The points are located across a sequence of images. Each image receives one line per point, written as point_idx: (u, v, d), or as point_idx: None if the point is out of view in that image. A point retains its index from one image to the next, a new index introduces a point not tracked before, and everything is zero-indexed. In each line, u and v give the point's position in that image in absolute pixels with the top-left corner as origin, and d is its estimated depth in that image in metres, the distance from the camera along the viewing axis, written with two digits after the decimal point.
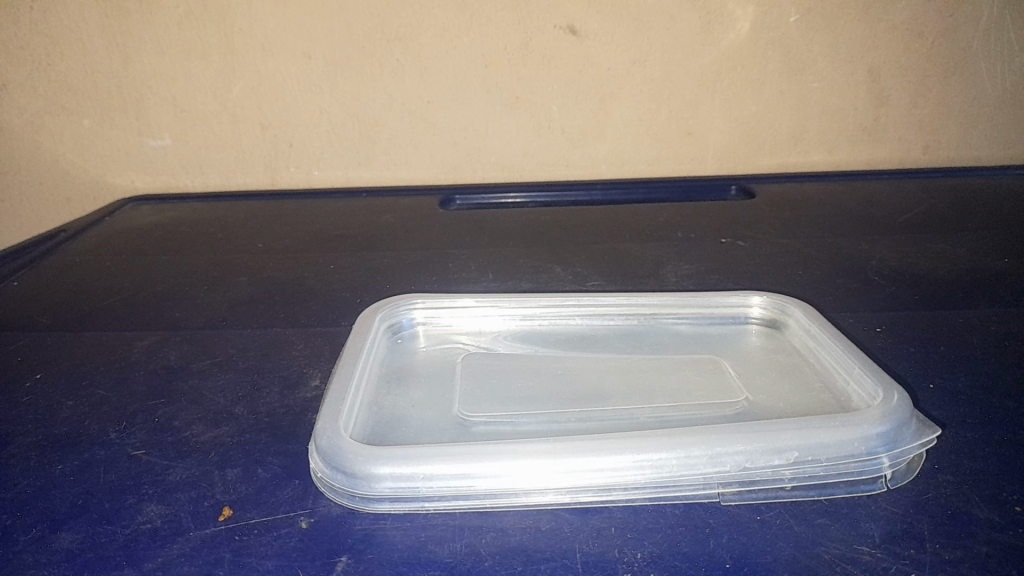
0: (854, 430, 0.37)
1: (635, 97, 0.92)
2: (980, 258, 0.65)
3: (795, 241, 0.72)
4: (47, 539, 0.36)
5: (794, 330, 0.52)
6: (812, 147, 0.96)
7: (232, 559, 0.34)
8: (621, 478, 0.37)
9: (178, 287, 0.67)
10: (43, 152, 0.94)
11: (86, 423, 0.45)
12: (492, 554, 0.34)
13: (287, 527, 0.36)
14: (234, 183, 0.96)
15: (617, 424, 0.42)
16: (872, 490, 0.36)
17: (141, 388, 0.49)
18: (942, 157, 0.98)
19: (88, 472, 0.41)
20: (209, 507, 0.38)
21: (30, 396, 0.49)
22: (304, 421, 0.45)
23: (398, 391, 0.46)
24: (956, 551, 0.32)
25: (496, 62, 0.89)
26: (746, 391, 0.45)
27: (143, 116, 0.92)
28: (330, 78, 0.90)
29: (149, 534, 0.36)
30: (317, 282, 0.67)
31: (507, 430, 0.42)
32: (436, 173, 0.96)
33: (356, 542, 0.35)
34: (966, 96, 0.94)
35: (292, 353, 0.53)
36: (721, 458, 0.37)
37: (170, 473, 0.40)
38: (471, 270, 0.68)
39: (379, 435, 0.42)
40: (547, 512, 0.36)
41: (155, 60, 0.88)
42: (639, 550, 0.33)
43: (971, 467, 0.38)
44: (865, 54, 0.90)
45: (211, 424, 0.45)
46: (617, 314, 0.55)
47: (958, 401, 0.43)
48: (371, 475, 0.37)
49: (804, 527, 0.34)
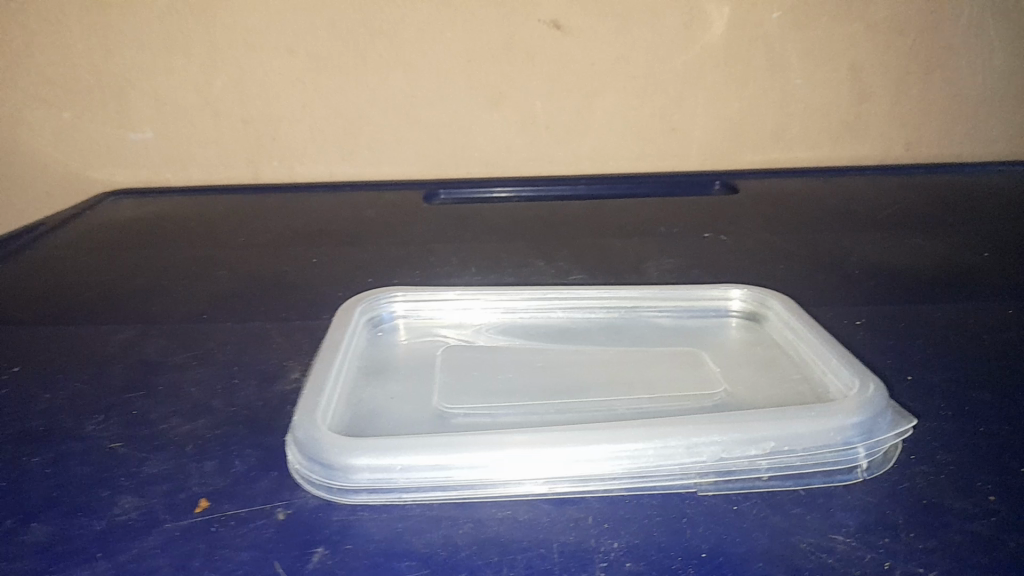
0: (829, 421, 0.38)
1: (619, 93, 0.92)
2: (959, 253, 0.66)
3: (776, 235, 0.72)
4: (19, 531, 0.35)
5: (774, 323, 0.52)
6: (795, 143, 0.96)
7: (206, 551, 0.34)
8: (599, 468, 0.37)
9: (158, 281, 0.66)
10: (21, 146, 0.93)
11: (61, 416, 0.45)
12: (469, 543, 0.34)
13: (263, 519, 0.36)
14: (216, 178, 0.96)
15: (595, 416, 0.42)
16: (849, 480, 0.36)
17: (118, 381, 0.49)
18: (923, 154, 0.98)
19: (62, 465, 0.40)
20: (184, 499, 0.37)
21: (5, 389, 0.48)
22: (282, 414, 0.44)
23: (379, 384, 0.46)
24: (930, 540, 0.33)
25: (480, 57, 0.89)
26: (724, 383, 0.45)
27: (123, 110, 0.91)
28: (313, 72, 0.89)
29: (123, 526, 0.36)
30: (298, 276, 0.66)
31: (486, 422, 0.41)
32: (420, 168, 0.96)
33: (332, 533, 0.35)
34: (948, 92, 0.95)
35: (272, 347, 0.53)
36: (698, 448, 0.37)
37: (146, 466, 0.40)
38: (454, 264, 0.68)
39: (357, 427, 0.42)
40: (524, 502, 0.36)
41: (135, 53, 0.88)
42: (616, 540, 0.33)
43: (946, 457, 0.38)
44: (847, 51, 0.91)
45: (188, 417, 0.44)
46: (598, 307, 0.55)
47: (935, 394, 0.43)
48: (348, 466, 0.37)
49: (778, 517, 0.34)
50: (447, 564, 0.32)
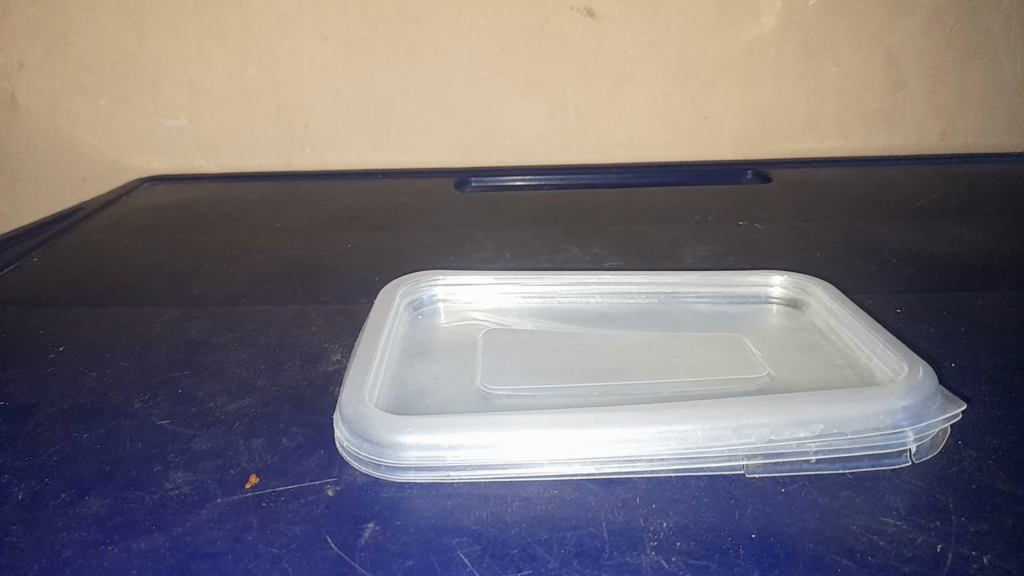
0: (879, 404, 0.37)
1: (651, 81, 0.92)
2: (1000, 241, 0.65)
3: (812, 223, 0.72)
4: (76, 504, 0.36)
5: (815, 309, 0.52)
6: (828, 131, 0.96)
7: (260, 525, 0.34)
8: (646, 449, 0.37)
9: (196, 265, 0.67)
10: (59, 132, 0.94)
11: (110, 393, 0.46)
12: (519, 521, 0.34)
13: (314, 495, 0.36)
14: (249, 165, 0.96)
15: (638, 398, 0.42)
16: (897, 464, 0.36)
17: (164, 360, 0.49)
18: (958, 144, 0.97)
19: (114, 440, 0.41)
20: (235, 474, 0.38)
21: (53, 368, 0.49)
22: (327, 394, 0.45)
23: (421, 365, 0.47)
24: (981, 522, 0.33)
25: (511, 44, 0.89)
26: (768, 367, 0.45)
27: (158, 96, 0.92)
28: (345, 58, 0.90)
29: (177, 500, 0.36)
30: (335, 260, 0.67)
31: (530, 403, 0.42)
32: (451, 156, 0.96)
33: (382, 509, 0.35)
34: (985, 81, 0.94)
35: (312, 329, 0.54)
36: (745, 431, 0.37)
37: (195, 442, 0.41)
38: (488, 250, 0.68)
39: (402, 407, 0.42)
40: (570, 482, 0.36)
41: (171, 40, 0.88)
42: (665, 520, 0.34)
43: (996, 442, 0.38)
44: (883, 39, 0.90)
45: (235, 395, 0.45)
46: (637, 291, 0.54)
47: (980, 379, 0.43)
48: (397, 445, 0.37)
49: (828, 499, 0.34)
50: (497, 541, 0.33)
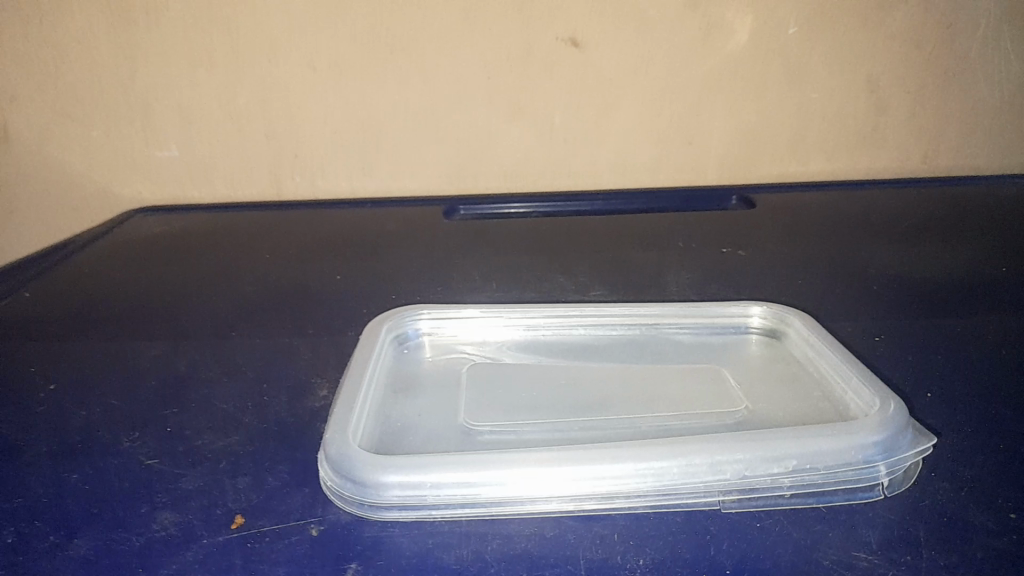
0: (853, 439, 0.38)
1: (636, 108, 0.93)
2: (978, 266, 0.66)
3: (794, 249, 0.73)
4: (63, 546, 0.37)
5: (794, 339, 0.53)
6: (811, 155, 0.97)
7: (244, 565, 0.35)
8: (624, 486, 0.38)
9: (186, 298, 0.68)
10: (51, 163, 0.95)
11: (99, 432, 0.46)
12: (498, 559, 0.35)
13: (298, 535, 0.37)
14: (240, 194, 0.97)
15: (619, 432, 0.43)
16: (870, 497, 0.37)
17: (152, 397, 0.50)
18: (940, 166, 0.99)
19: (101, 481, 0.42)
20: (220, 514, 0.38)
21: (42, 406, 0.50)
22: (312, 431, 0.46)
23: (406, 400, 0.47)
24: (952, 556, 0.33)
25: (498, 73, 0.90)
26: (746, 400, 0.45)
27: (150, 127, 0.93)
28: (334, 88, 0.91)
29: (163, 541, 0.37)
30: (324, 292, 0.68)
31: (511, 438, 0.42)
32: (440, 183, 0.97)
33: (364, 548, 0.36)
34: (965, 105, 0.95)
35: (299, 363, 0.54)
36: (721, 466, 0.38)
37: (182, 481, 0.41)
38: (475, 280, 0.69)
39: (386, 444, 0.43)
40: (551, 519, 0.37)
41: (162, 72, 0.90)
42: (642, 556, 0.34)
43: (968, 474, 0.38)
44: (863, 65, 0.92)
45: (221, 433, 0.46)
46: (620, 324, 0.56)
47: (955, 410, 0.44)
48: (379, 484, 0.38)
49: (802, 533, 0.35)
50: None
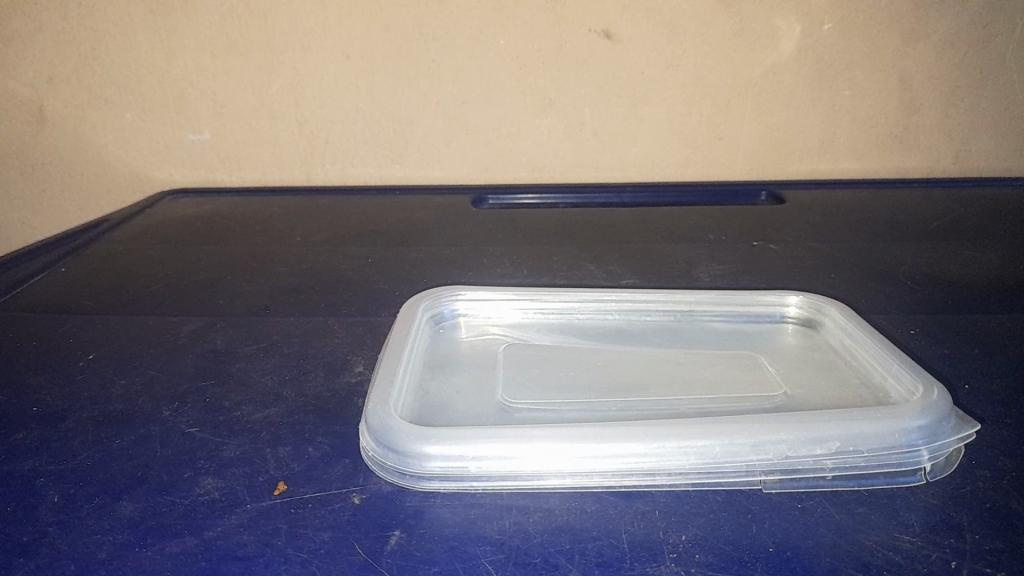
0: (896, 423, 0.38)
1: (667, 101, 0.93)
2: (1012, 265, 0.65)
3: (826, 245, 0.73)
4: (109, 507, 0.37)
5: (830, 329, 0.53)
6: (841, 154, 0.97)
7: (289, 530, 0.35)
8: (666, 463, 0.38)
9: (219, 277, 0.68)
10: (85, 143, 0.96)
11: (140, 400, 0.47)
12: (541, 531, 0.35)
13: (340, 502, 0.37)
14: (269, 179, 0.98)
15: (655, 412, 0.43)
16: (911, 482, 0.37)
17: (191, 369, 0.51)
18: (971, 167, 0.98)
19: (144, 446, 0.42)
20: (263, 481, 0.39)
21: (82, 374, 0.50)
22: (351, 405, 0.46)
23: (443, 378, 0.48)
24: (996, 541, 0.33)
25: (530, 64, 0.90)
26: (783, 385, 0.46)
27: (183, 110, 0.94)
28: (367, 77, 0.91)
29: (208, 505, 0.37)
30: (354, 275, 0.68)
31: (549, 416, 0.43)
32: (467, 172, 0.98)
33: (407, 517, 0.36)
34: (999, 106, 0.94)
35: (335, 340, 0.55)
36: (764, 446, 0.38)
37: (224, 449, 0.42)
38: (506, 266, 0.69)
39: (426, 418, 0.43)
40: (591, 494, 0.37)
41: (196, 56, 0.90)
42: (683, 533, 0.34)
43: (1009, 463, 0.38)
44: (897, 63, 0.91)
45: (262, 404, 0.46)
46: (654, 309, 0.56)
47: (993, 401, 0.44)
48: (422, 454, 0.38)
49: (843, 515, 0.35)
50: (520, 550, 0.34)
